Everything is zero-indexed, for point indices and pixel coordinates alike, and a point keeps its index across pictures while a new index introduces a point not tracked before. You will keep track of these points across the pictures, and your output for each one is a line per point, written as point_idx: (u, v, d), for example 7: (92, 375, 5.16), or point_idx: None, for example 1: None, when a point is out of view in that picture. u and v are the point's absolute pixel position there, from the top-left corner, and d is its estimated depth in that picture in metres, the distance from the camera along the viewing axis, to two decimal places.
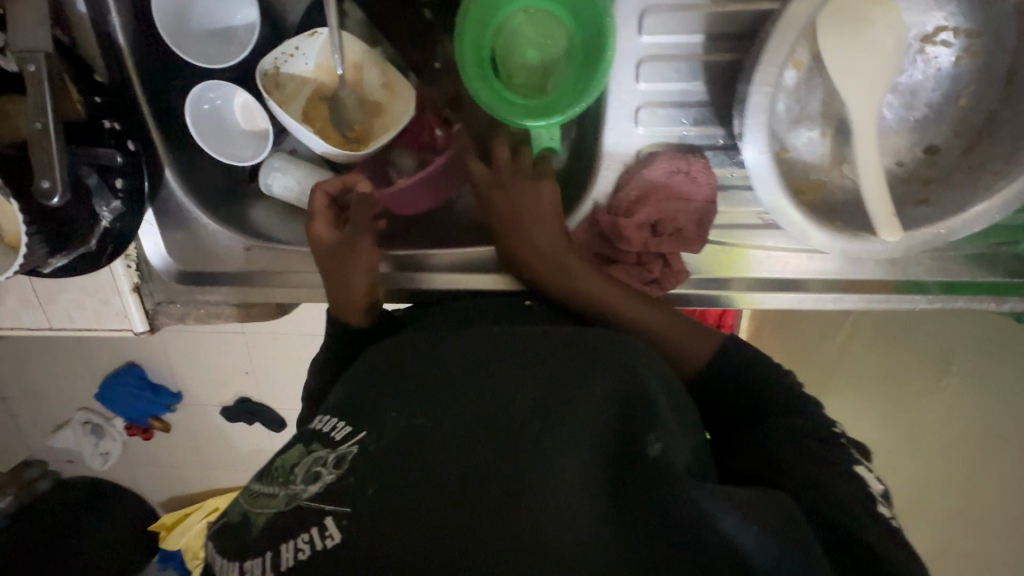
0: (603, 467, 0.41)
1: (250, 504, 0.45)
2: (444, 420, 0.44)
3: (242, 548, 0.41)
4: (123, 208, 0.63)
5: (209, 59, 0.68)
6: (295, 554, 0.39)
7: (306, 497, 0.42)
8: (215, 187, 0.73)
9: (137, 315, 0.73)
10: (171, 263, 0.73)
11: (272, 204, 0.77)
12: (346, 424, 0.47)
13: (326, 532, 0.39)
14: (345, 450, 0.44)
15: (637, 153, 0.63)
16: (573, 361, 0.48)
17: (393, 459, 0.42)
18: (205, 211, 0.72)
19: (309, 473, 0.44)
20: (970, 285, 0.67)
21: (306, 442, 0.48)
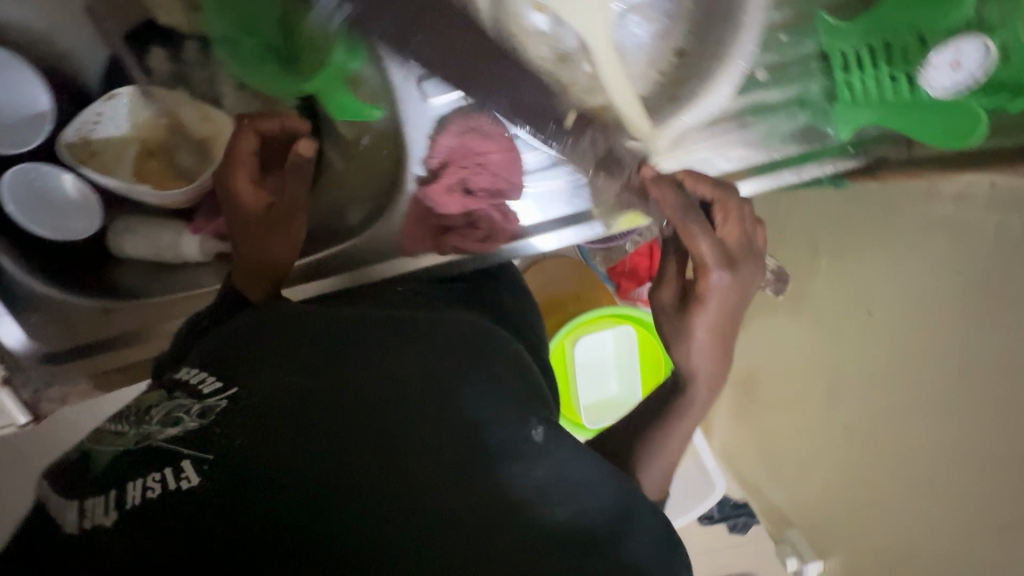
0: (458, 444, 0.48)
1: (96, 441, 0.45)
2: (321, 393, 0.48)
3: (79, 485, 0.40)
4: None
5: (17, 142, 0.69)
6: (142, 493, 0.39)
7: (161, 438, 0.43)
8: (67, 264, 0.75)
9: (15, 407, 0.73)
10: (36, 346, 0.72)
11: (130, 264, 0.79)
12: (216, 379, 0.50)
13: (183, 473, 0.40)
14: (214, 404, 0.46)
15: (434, 124, 0.70)
16: (434, 356, 0.57)
17: (257, 416, 0.44)
18: (61, 289, 0.74)
19: (169, 417, 0.45)
20: (789, 155, 0.72)
21: (170, 390, 0.50)
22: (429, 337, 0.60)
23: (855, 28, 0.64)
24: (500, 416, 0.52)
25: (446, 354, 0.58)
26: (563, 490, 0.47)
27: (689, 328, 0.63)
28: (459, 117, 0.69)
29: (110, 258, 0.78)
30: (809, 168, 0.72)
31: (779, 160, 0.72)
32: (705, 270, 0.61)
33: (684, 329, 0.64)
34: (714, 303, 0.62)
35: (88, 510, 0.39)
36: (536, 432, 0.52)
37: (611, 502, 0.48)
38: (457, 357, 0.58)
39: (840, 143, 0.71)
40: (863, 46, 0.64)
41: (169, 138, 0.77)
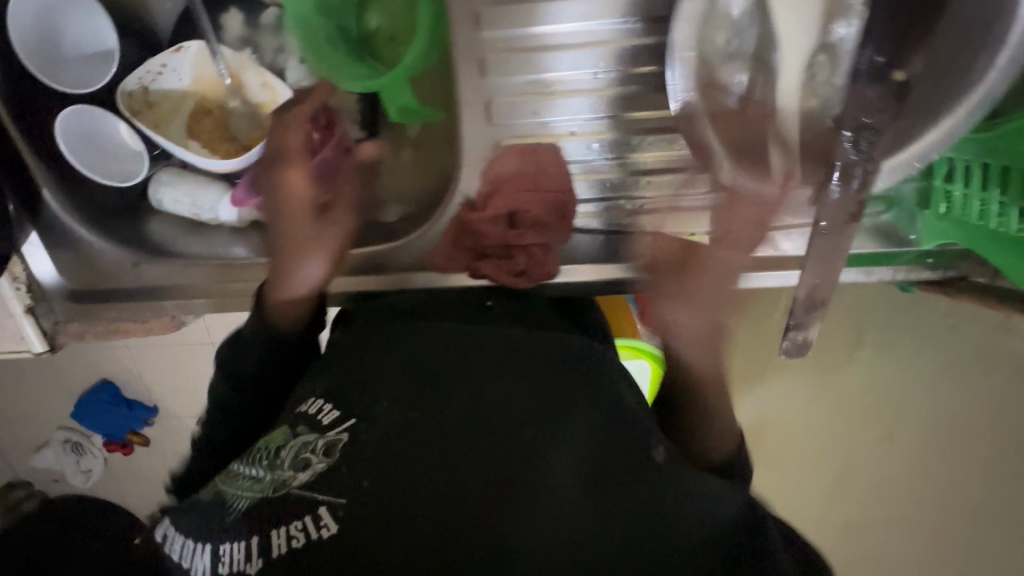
0: (584, 466, 0.42)
1: (227, 483, 0.47)
2: (434, 413, 0.46)
3: (214, 530, 0.42)
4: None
5: (76, 83, 0.69)
6: (287, 541, 0.39)
7: (297, 485, 0.43)
8: (101, 205, 0.73)
9: (35, 336, 0.74)
10: (65, 283, 0.73)
11: (162, 216, 0.76)
12: (335, 409, 0.49)
13: (321, 522, 0.40)
14: (336, 440, 0.45)
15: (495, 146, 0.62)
16: (544, 359, 0.51)
17: (381, 454, 0.43)
18: (93, 230, 0.72)
19: (298, 460, 0.45)
20: (869, 255, 0.65)
21: (292, 424, 0.50)
22: (526, 340, 0.54)
23: (975, 138, 0.55)
24: (622, 437, 0.45)
25: (557, 360, 0.51)
26: (695, 516, 0.41)
27: (671, 309, 0.57)
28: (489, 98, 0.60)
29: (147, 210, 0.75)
30: (877, 270, 0.65)
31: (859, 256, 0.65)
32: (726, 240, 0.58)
33: (668, 309, 0.57)
34: (716, 276, 0.57)
35: (222, 557, 0.41)
36: (660, 452, 0.45)
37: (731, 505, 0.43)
38: (577, 364, 0.51)
39: (920, 252, 0.64)
40: (978, 161, 0.55)
41: (229, 99, 0.75)
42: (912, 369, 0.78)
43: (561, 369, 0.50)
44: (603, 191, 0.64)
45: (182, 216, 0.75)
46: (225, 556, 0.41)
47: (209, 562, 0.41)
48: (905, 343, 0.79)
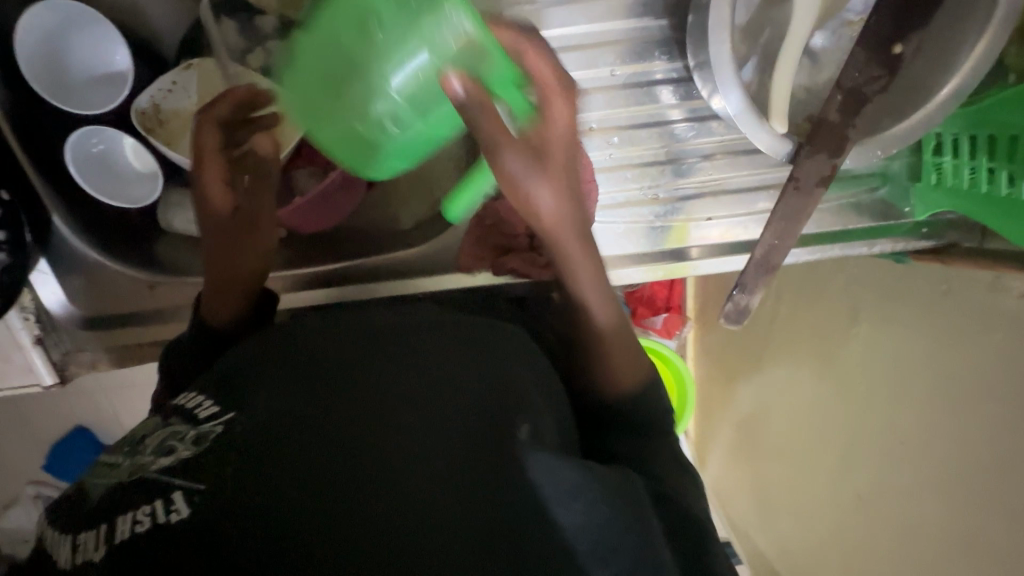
0: (457, 449, 0.41)
1: (95, 474, 0.44)
2: (322, 400, 0.44)
3: (79, 520, 0.40)
4: (7, 260, 0.62)
5: (84, 105, 0.68)
6: (131, 526, 0.38)
7: (156, 471, 0.41)
8: (108, 230, 0.71)
9: (44, 367, 0.71)
10: (75, 310, 0.71)
11: (171, 237, 0.74)
12: (213, 404, 0.46)
13: (172, 505, 0.38)
14: (208, 430, 0.43)
15: None
16: (456, 346, 0.50)
17: (252, 444, 0.41)
18: (106, 255, 0.70)
19: (163, 446, 0.43)
20: (866, 229, 0.71)
21: (167, 416, 0.48)
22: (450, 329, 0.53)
23: (964, 112, 0.61)
24: (505, 419, 0.44)
25: (464, 344, 0.51)
26: (563, 506, 0.39)
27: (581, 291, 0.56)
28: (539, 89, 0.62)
29: (157, 232, 0.73)
30: (879, 243, 0.70)
31: (855, 232, 0.71)
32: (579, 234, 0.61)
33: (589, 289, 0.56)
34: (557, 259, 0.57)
35: (78, 544, 0.39)
36: (530, 431, 0.44)
37: (614, 495, 0.41)
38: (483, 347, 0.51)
39: (914, 223, 0.70)
40: (966, 133, 0.62)
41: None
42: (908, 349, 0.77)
43: (472, 355, 0.49)
44: (627, 183, 0.67)
45: (191, 234, 0.74)
46: (82, 544, 0.39)
47: (69, 551, 0.39)
48: (897, 319, 0.79)
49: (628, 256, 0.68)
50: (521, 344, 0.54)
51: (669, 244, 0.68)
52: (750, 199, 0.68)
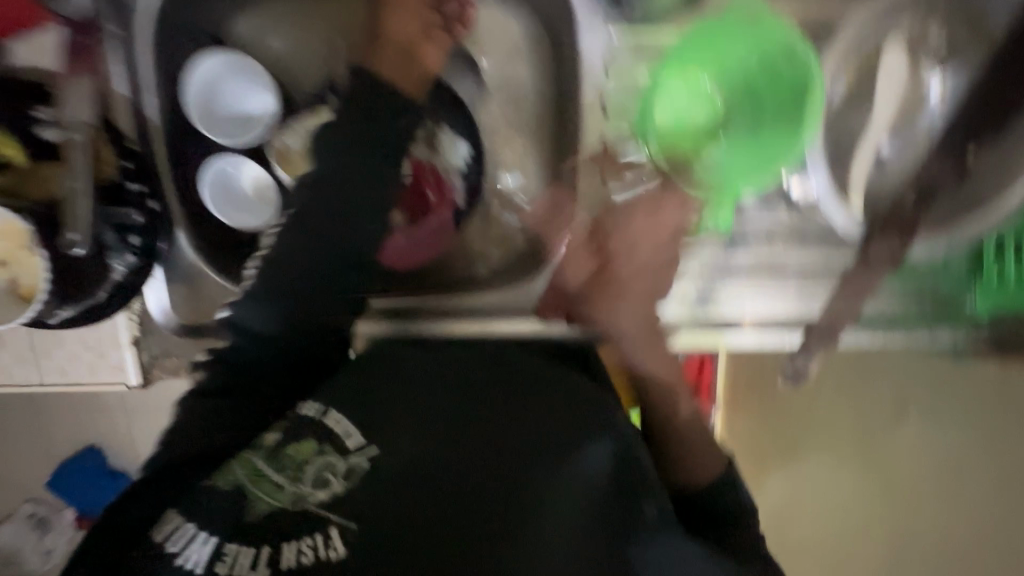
0: (563, 530, 0.47)
1: (251, 483, 0.51)
2: (458, 453, 0.52)
3: (233, 529, 0.48)
4: (138, 262, 0.68)
5: (223, 134, 0.75)
6: (296, 556, 0.45)
7: (313, 503, 0.49)
8: (215, 245, 0.76)
9: (133, 367, 0.75)
10: (172, 318, 0.76)
11: None
12: (360, 437, 0.54)
13: (330, 541, 0.46)
14: (354, 466, 0.51)
15: (602, 210, 0.71)
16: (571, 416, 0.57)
17: (402, 482, 0.49)
18: (210, 267, 0.75)
19: (319, 477, 0.51)
20: None
21: (318, 437, 0.54)
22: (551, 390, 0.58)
23: None
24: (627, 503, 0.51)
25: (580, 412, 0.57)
26: None
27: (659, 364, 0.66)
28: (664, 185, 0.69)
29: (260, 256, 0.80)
30: None
31: None
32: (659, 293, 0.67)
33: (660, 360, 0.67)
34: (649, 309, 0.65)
35: (223, 556, 0.47)
36: (652, 512, 0.51)
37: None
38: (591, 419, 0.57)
39: None
40: None
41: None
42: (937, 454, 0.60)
43: (572, 425, 0.55)
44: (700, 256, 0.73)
45: None
46: (229, 557, 0.46)
47: (208, 555, 0.47)
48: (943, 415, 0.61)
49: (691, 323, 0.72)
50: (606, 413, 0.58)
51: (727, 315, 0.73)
52: (812, 282, 0.73)
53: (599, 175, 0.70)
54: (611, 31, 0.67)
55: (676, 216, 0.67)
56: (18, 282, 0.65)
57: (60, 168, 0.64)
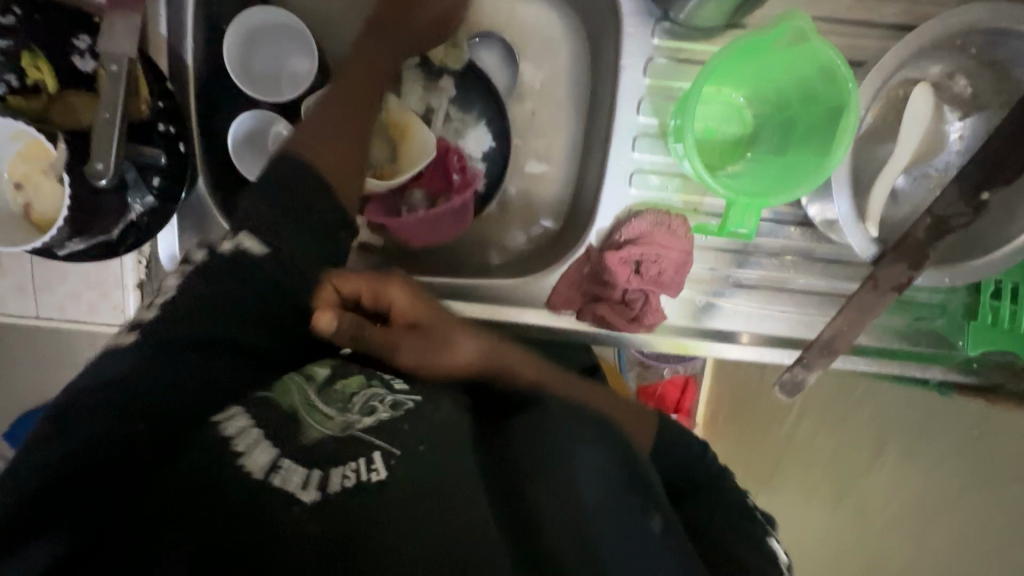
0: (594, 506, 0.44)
1: (305, 410, 0.50)
2: (492, 426, 0.51)
3: (287, 440, 0.47)
4: (155, 205, 0.67)
5: (256, 90, 0.76)
6: (341, 480, 0.44)
7: (359, 427, 0.48)
8: (231, 195, 0.76)
9: (134, 311, 0.73)
10: (180, 265, 0.75)
11: None
12: (406, 381, 0.54)
13: (372, 465, 0.45)
14: (403, 402, 0.51)
15: (625, 208, 0.72)
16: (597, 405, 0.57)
17: (439, 434, 0.48)
18: (222, 216, 0.74)
19: (367, 406, 0.51)
20: (918, 353, 0.77)
21: (368, 375, 0.55)
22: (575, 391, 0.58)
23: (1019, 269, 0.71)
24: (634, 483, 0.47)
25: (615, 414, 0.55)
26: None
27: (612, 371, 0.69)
28: (670, 214, 0.69)
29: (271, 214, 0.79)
30: (932, 370, 0.77)
31: (909, 354, 0.77)
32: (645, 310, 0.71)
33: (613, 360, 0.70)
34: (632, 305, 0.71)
35: (280, 470, 0.45)
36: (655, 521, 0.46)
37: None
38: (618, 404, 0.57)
39: (966, 357, 0.76)
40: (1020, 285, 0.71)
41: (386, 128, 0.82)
42: (921, 480, 0.86)
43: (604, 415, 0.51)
44: (713, 265, 0.75)
45: None
46: (283, 471, 0.45)
47: (267, 464, 0.45)
48: (924, 452, 0.87)
49: (692, 328, 0.75)
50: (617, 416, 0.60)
51: (727, 324, 0.76)
52: (822, 305, 0.75)
53: (628, 178, 0.72)
54: (656, 41, 0.69)
55: (684, 237, 0.69)
56: (31, 208, 0.63)
57: (90, 101, 0.64)
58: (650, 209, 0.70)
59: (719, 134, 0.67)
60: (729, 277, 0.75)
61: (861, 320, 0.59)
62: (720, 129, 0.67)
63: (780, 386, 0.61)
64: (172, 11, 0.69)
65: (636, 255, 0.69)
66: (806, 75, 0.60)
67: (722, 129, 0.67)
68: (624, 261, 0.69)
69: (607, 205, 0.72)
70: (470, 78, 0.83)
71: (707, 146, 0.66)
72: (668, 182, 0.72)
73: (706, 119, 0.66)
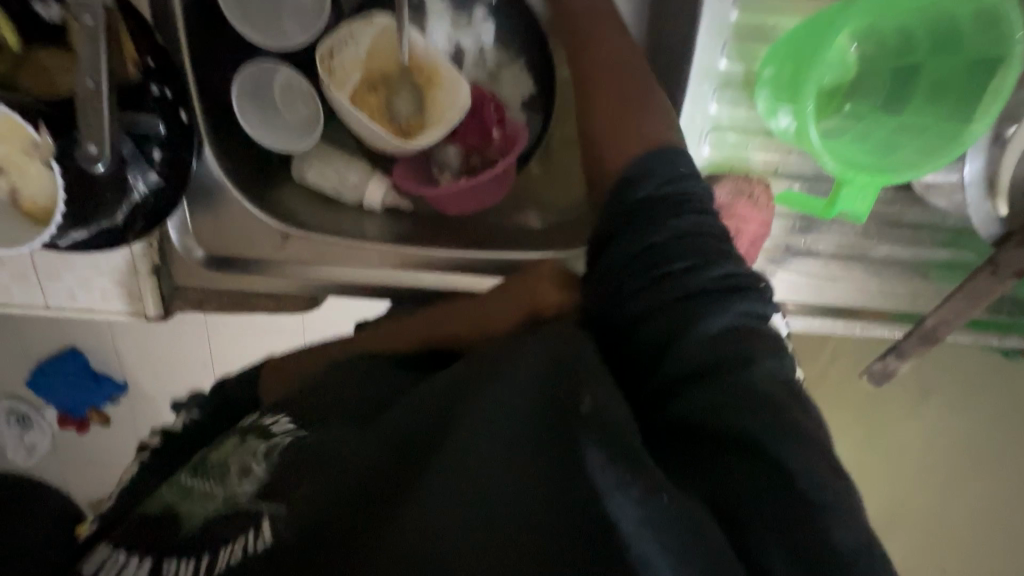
0: (516, 441, 0.33)
1: (179, 499, 0.44)
2: (385, 413, 0.42)
3: (161, 545, 0.41)
4: (160, 182, 0.58)
5: (258, 33, 0.63)
6: (224, 558, 0.37)
7: (242, 495, 0.41)
8: (244, 166, 0.67)
9: (152, 299, 0.67)
10: (193, 246, 0.67)
11: (299, 190, 0.71)
12: (289, 421, 0.47)
13: (259, 532, 0.38)
14: (280, 444, 0.44)
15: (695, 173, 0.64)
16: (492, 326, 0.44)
17: (317, 458, 0.40)
18: (240, 193, 0.66)
19: (242, 467, 0.44)
20: (998, 322, 0.72)
21: (243, 436, 0.47)
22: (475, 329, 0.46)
23: None
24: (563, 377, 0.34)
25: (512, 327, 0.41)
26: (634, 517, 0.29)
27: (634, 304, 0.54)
28: (751, 180, 0.61)
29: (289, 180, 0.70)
30: (1011, 339, 0.72)
31: (988, 323, 0.72)
32: None
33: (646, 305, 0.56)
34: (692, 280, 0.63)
35: None
36: (587, 406, 0.32)
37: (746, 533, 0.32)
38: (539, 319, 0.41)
39: None
40: None
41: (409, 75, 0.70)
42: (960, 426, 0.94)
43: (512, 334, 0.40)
44: (790, 231, 0.68)
45: (323, 191, 0.70)
46: None
47: None
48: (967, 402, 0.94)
49: (758, 299, 0.72)
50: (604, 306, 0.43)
51: (794, 293, 0.72)
52: (902, 274, 0.69)
53: (703, 137, 0.62)
54: None
55: (761, 208, 0.61)
56: (20, 194, 0.54)
57: (67, 61, 0.53)
58: (727, 178, 0.61)
59: (839, 87, 0.54)
60: (804, 243, 0.68)
61: (966, 308, 0.54)
62: (846, 83, 0.54)
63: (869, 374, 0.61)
64: None
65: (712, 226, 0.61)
66: (944, 14, 0.49)
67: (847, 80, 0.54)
68: None
69: None
70: (509, 7, 0.69)
71: (825, 108, 0.55)
72: (749, 140, 0.62)
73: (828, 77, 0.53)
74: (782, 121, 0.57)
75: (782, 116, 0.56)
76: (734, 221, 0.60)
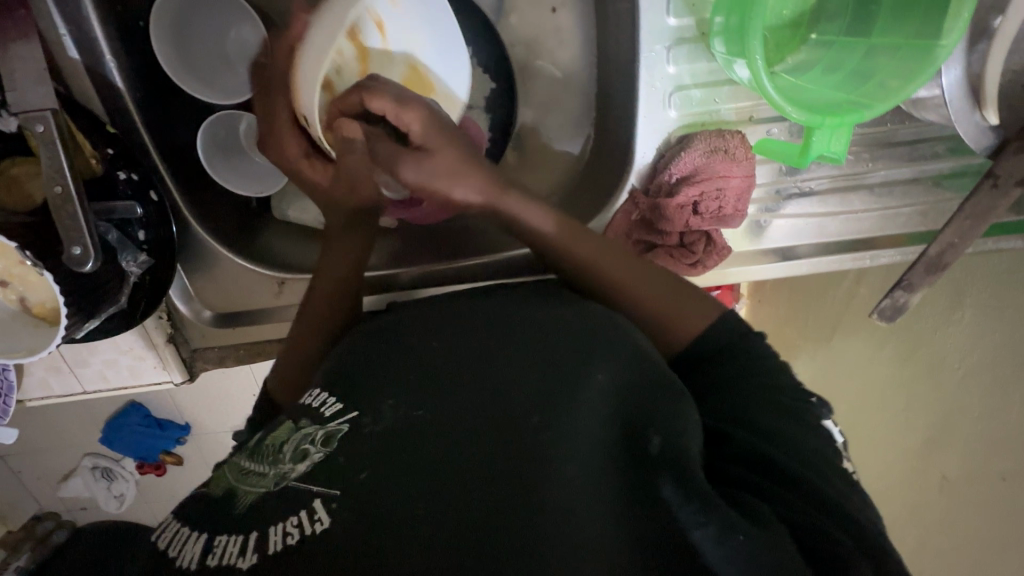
0: (600, 462, 0.40)
1: (235, 479, 0.42)
2: (445, 404, 0.43)
3: (218, 518, 0.39)
4: (150, 261, 0.60)
5: (209, 91, 0.64)
6: (283, 539, 0.36)
7: (295, 476, 0.39)
8: (229, 223, 0.69)
9: (174, 365, 0.70)
10: (200, 308, 0.70)
11: (283, 235, 0.72)
12: (338, 401, 0.46)
13: (315, 515, 0.37)
14: (337, 429, 0.43)
15: (666, 137, 0.61)
16: (551, 330, 0.50)
17: (390, 446, 0.40)
18: (231, 251, 0.68)
19: (298, 450, 0.42)
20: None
21: (295, 419, 0.46)
22: (524, 330, 0.50)
23: None
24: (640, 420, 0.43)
25: (581, 341, 0.48)
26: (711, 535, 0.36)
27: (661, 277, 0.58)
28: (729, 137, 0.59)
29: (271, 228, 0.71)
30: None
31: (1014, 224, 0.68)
32: (709, 247, 0.63)
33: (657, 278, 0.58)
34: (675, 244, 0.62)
35: (214, 548, 0.37)
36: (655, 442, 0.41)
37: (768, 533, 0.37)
38: (604, 346, 0.48)
39: None
40: None
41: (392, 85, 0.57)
42: None
43: (577, 356, 0.47)
44: (780, 175, 0.65)
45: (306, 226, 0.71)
46: (219, 549, 0.37)
47: (200, 554, 0.37)
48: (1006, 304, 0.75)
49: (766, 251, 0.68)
50: (623, 330, 0.50)
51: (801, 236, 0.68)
52: (907, 194, 0.66)
53: (667, 99, 0.60)
54: None
55: (741, 162, 0.59)
56: (28, 300, 0.58)
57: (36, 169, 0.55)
58: (711, 131, 0.59)
59: (784, 20, 0.52)
60: (797, 182, 0.66)
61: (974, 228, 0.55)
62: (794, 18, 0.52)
63: (880, 313, 0.61)
64: (83, 30, 0.57)
65: (686, 189, 0.60)
66: None
67: (790, 16, 0.52)
68: (681, 205, 0.61)
69: (648, 138, 0.62)
70: None
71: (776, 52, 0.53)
72: (719, 91, 0.60)
73: (772, 17, 0.51)
74: (739, 74, 0.54)
75: (735, 70, 0.54)
76: (711, 177, 0.59)
